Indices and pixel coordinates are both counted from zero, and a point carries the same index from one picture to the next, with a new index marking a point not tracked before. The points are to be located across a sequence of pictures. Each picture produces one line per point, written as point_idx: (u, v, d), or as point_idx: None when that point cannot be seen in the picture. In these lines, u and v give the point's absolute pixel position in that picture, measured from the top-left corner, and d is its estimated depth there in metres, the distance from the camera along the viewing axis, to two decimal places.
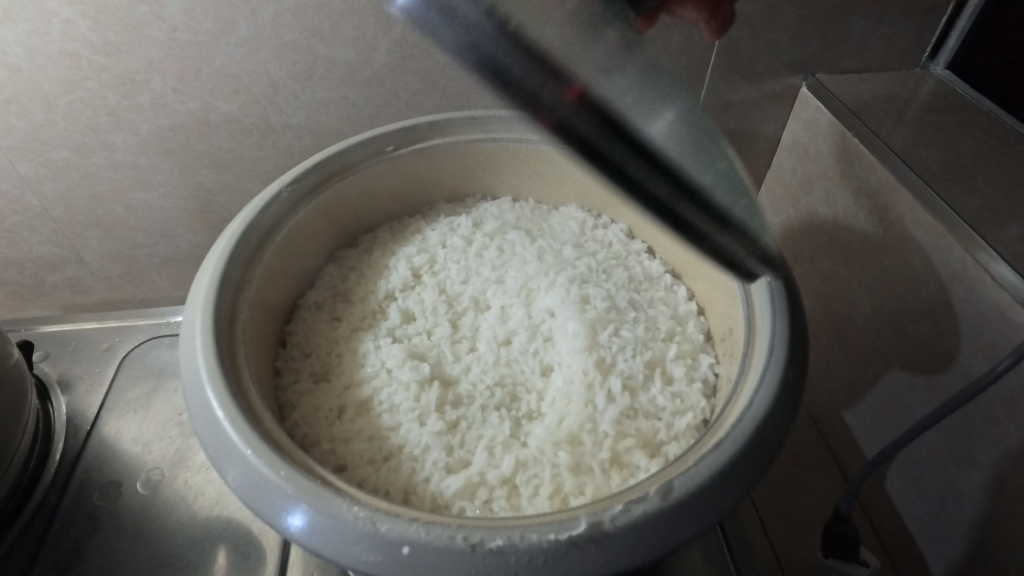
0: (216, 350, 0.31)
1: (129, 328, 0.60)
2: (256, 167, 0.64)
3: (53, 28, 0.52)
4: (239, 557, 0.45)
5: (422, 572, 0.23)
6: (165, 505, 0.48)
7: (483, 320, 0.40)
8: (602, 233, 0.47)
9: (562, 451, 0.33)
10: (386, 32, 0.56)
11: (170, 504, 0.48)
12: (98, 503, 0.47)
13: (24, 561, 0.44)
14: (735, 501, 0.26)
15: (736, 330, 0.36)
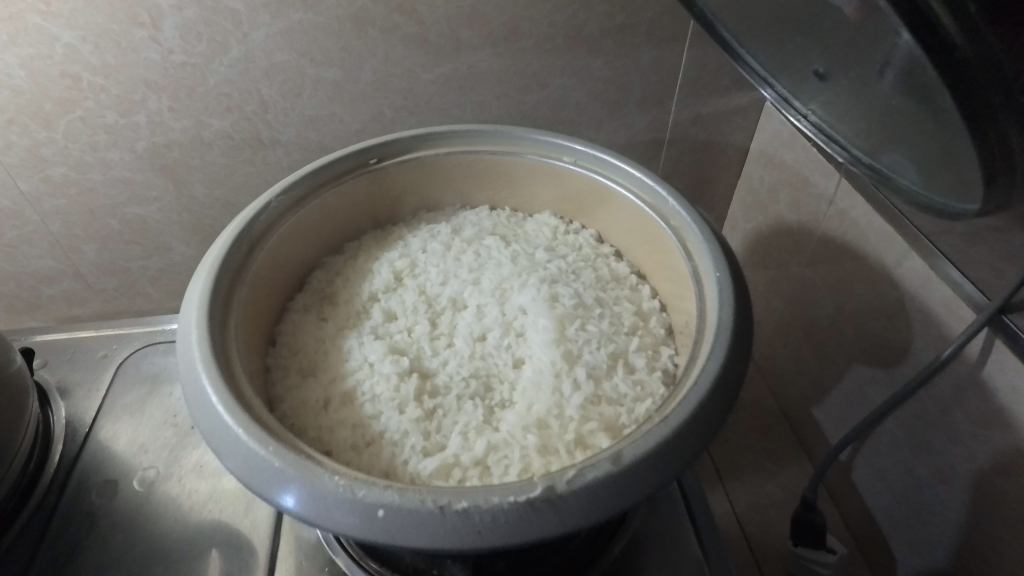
0: (212, 343, 0.33)
1: (124, 336, 0.62)
2: (248, 181, 0.67)
3: (56, 52, 0.55)
4: (232, 552, 0.47)
5: (396, 531, 0.26)
6: (162, 503, 0.50)
7: (461, 318, 0.43)
8: (573, 237, 0.50)
9: (530, 434, 0.35)
10: (371, 53, 0.60)
11: (165, 501, 0.50)
12: (95, 502, 0.49)
13: (24, 558, 0.46)
14: (680, 469, 0.28)
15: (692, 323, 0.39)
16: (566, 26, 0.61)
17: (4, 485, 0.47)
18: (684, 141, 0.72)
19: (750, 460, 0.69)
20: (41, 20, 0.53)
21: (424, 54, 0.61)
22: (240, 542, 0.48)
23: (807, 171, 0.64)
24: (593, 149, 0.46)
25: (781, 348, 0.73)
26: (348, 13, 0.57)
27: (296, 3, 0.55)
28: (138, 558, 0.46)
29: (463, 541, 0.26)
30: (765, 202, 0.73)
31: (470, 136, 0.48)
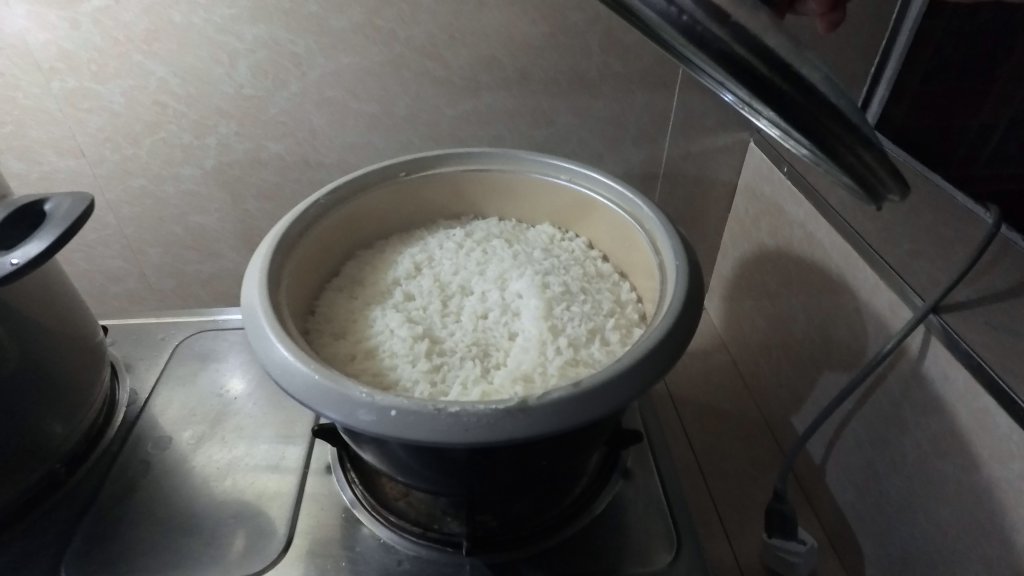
0: (271, 299, 0.43)
1: (181, 323, 0.72)
2: (294, 198, 0.78)
3: (150, 83, 0.68)
4: (261, 501, 0.55)
5: (403, 425, 0.34)
6: (205, 458, 0.58)
7: (467, 300, 0.52)
8: (567, 242, 0.58)
9: (517, 384, 0.43)
10: (404, 91, 0.71)
11: (208, 455, 0.58)
12: (150, 452, 0.58)
13: (90, 493, 0.55)
14: (628, 398, 0.36)
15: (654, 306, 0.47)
16: (570, 73, 0.72)
17: (79, 430, 0.56)
18: (677, 175, 0.82)
19: (734, 464, 0.74)
20: (142, 57, 0.66)
21: (449, 93, 0.72)
22: (268, 494, 0.55)
23: (783, 201, 0.73)
24: (584, 167, 0.55)
25: (765, 364, 0.79)
26: (388, 58, 0.68)
27: (346, 49, 0.67)
28: (182, 501, 0.54)
29: (454, 435, 0.34)
30: (750, 231, 0.81)
31: (484, 156, 0.58)
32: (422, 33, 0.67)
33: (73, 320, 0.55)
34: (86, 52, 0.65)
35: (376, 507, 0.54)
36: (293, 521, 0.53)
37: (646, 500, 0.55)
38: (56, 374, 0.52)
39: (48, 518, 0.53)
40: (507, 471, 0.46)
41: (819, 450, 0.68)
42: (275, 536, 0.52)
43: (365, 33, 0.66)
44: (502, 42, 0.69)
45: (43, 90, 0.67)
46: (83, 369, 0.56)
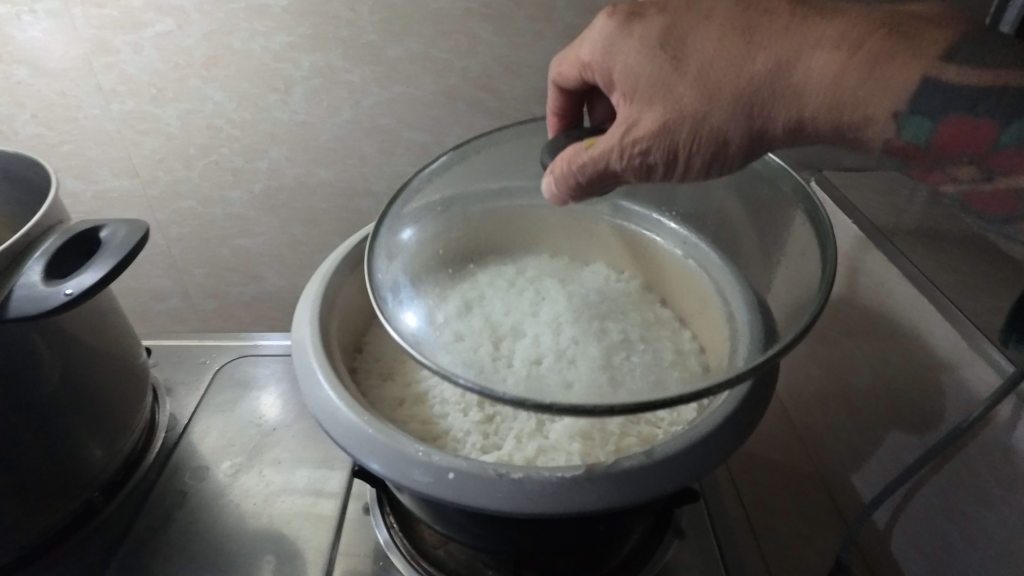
0: (323, 339, 0.42)
1: (222, 347, 0.71)
2: (340, 224, 0.77)
3: (205, 107, 0.68)
4: (296, 540, 0.53)
5: (462, 490, 0.32)
6: (242, 490, 0.56)
7: (520, 344, 0.49)
8: (623, 284, 0.55)
9: (575, 442, 0.41)
10: (457, 121, 0.70)
11: (245, 489, 0.56)
12: (188, 482, 0.57)
13: (126, 524, 0.54)
14: (703, 469, 0.34)
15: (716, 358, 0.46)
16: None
17: (118, 459, 0.55)
18: None
19: (787, 523, 0.69)
20: (200, 82, 0.66)
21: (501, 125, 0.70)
22: (302, 535, 0.53)
23: (846, 245, 0.69)
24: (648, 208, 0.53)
25: (820, 415, 0.75)
26: (442, 88, 0.68)
27: (401, 78, 0.67)
28: (217, 538, 0.53)
29: (516, 503, 0.31)
30: None
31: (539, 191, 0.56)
32: (478, 64, 0.66)
33: (118, 344, 0.54)
34: (146, 76, 0.66)
35: (413, 555, 0.51)
36: (328, 566, 0.51)
37: (702, 566, 0.51)
38: (98, 399, 0.51)
39: (83, 548, 0.52)
40: (558, 531, 0.43)
41: (885, 516, 0.63)
42: None
43: (421, 63, 0.66)
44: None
45: (102, 111, 0.68)
46: (126, 395, 0.55)
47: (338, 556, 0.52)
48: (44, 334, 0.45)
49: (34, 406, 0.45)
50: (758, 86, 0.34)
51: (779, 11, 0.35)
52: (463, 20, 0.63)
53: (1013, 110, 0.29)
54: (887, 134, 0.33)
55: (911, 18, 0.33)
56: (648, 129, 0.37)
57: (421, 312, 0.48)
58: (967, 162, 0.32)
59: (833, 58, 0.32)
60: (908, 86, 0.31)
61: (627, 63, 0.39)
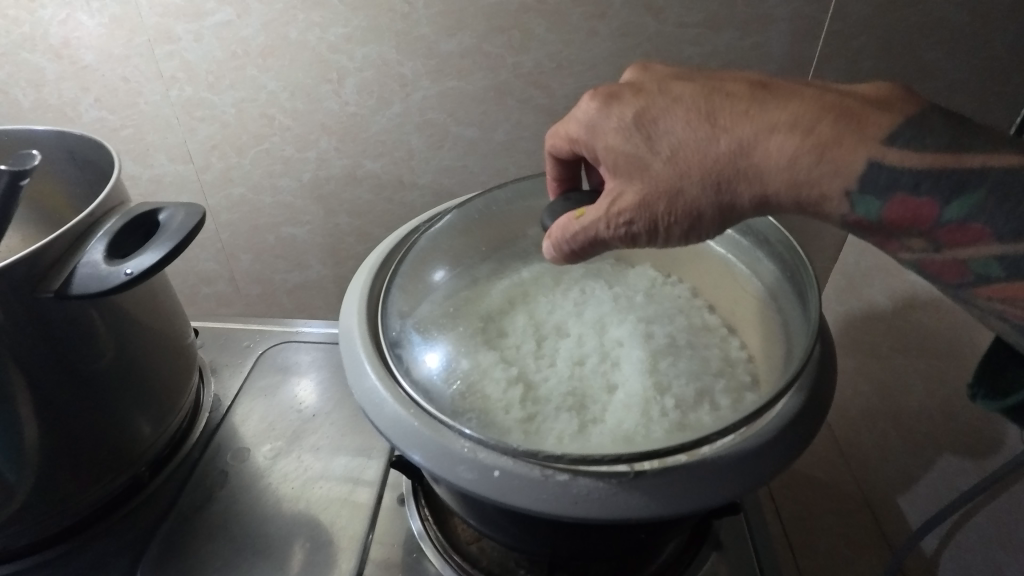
0: (369, 330, 0.44)
1: (266, 332, 0.72)
2: (385, 216, 0.78)
3: (260, 97, 0.69)
4: (331, 527, 0.53)
5: (507, 488, 0.32)
6: (281, 474, 0.57)
7: (564, 344, 0.49)
8: (671, 288, 0.54)
9: (618, 446, 0.40)
10: (505, 118, 0.70)
11: (283, 473, 0.57)
12: (230, 462, 0.58)
13: (170, 499, 0.55)
14: (754, 483, 0.33)
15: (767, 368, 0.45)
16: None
17: (165, 436, 0.57)
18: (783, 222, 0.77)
19: (826, 543, 0.67)
20: (257, 71, 0.68)
21: (549, 122, 0.70)
22: (337, 522, 0.53)
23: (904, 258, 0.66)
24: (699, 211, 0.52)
25: (866, 433, 0.72)
26: (492, 84, 0.67)
27: (452, 72, 0.67)
28: (256, 518, 0.54)
29: (560, 505, 0.31)
30: (859, 287, 0.75)
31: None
32: (530, 61, 0.66)
33: (170, 325, 0.55)
34: (205, 64, 0.67)
35: (446, 548, 0.51)
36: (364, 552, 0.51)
37: None
38: (148, 378, 0.53)
39: (127, 521, 0.54)
40: (595, 535, 0.43)
41: (933, 541, 0.60)
42: (344, 569, 0.50)
43: (473, 58, 0.66)
44: (610, 74, 0.66)
45: (162, 98, 0.70)
46: (175, 375, 0.56)
47: (372, 545, 0.52)
48: (102, 311, 0.46)
49: (92, 379, 0.46)
50: (725, 166, 0.34)
51: (739, 96, 0.35)
52: (518, 16, 0.63)
53: (954, 189, 0.30)
54: (842, 211, 0.33)
55: (868, 102, 0.33)
56: (629, 201, 0.37)
57: (444, 355, 0.45)
58: (920, 236, 0.31)
59: (793, 141, 0.32)
60: (854, 169, 0.31)
61: (608, 142, 0.38)
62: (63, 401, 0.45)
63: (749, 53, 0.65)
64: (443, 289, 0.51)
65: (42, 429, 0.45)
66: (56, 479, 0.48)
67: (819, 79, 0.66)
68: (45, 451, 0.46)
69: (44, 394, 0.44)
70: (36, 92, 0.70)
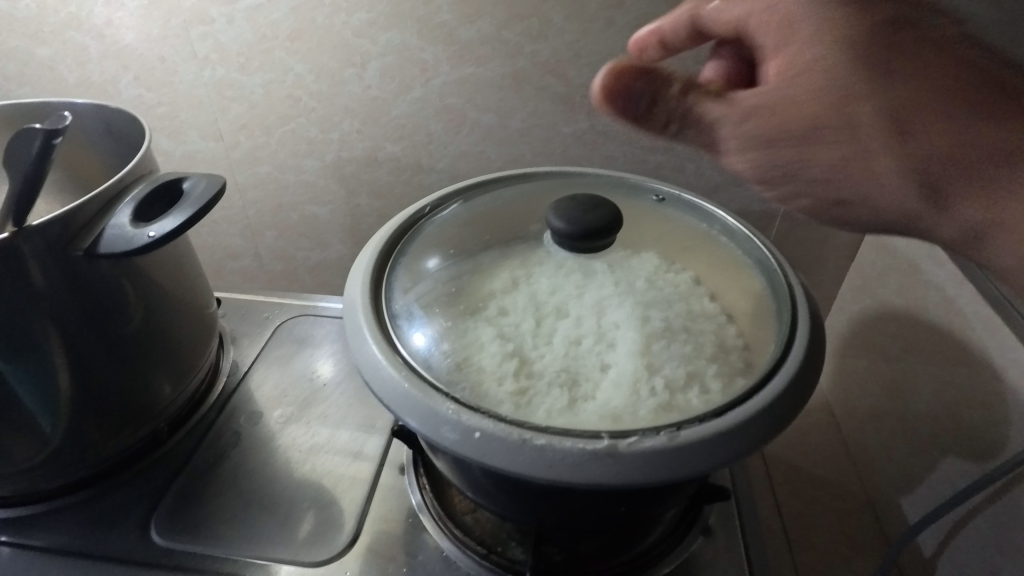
0: (372, 301, 0.46)
1: (285, 305, 0.75)
2: (403, 198, 0.80)
3: (287, 78, 0.72)
4: (335, 491, 0.56)
5: (487, 450, 0.33)
6: (291, 438, 0.60)
7: (562, 324, 0.49)
8: (673, 275, 0.54)
9: (604, 423, 0.41)
10: (522, 104, 0.71)
11: (293, 437, 0.60)
12: (243, 424, 0.61)
13: (186, 455, 0.58)
14: (728, 460, 0.34)
15: (757, 355, 0.46)
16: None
17: (184, 396, 0.60)
18: (798, 219, 0.76)
19: (826, 540, 0.67)
20: (284, 54, 0.70)
21: (565, 111, 0.71)
22: (341, 486, 0.56)
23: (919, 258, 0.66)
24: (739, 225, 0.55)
25: (873, 434, 0.72)
26: (510, 71, 0.69)
27: (471, 59, 0.68)
28: (265, 478, 0.56)
29: (537, 469, 0.33)
30: (874, 287, 0.74)
31: (588, 184, 0.58)
32: (547, 49, 0.67)
33: (192, 291, 0.58)
34: (236, 45, 0.70)
35: (439, 517, 0.53)
36: (364, 517, 0.54)
37: (727, 564, 0.50)
38: (169, 339, 0.55)
39: (146, 472, 0.57)
40: (580, 509, 0.44)
41: (931, 542, 0.60)
42: (345, 529, 0.53)
43: (492, 45, 0.67)
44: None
45: (195, 77, 0.73)
46: (195, 340, 0.60)
47: (373, 509, 0.54)
48: (129, 273, 0.49)
49: (117, 336, 0.49)
50: (827, 110, 0.35)
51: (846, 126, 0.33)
52: (537, 4, 0.64)
53: None
54: None
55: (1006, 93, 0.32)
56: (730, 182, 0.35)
57: (440, 332, 0.46)
58: None
59: (891, 136, 0.34)
60: None
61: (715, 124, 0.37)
62: (91, 355, 0.48)
63: None
64: (435, 273, 0.51)
65: (71, 381, 0.48)
66: (82, 427, 0.51)
67: None
68: (72, 401, 0.49)
69: (75, 346, 0.47)
70: (79, 69, 0.74)
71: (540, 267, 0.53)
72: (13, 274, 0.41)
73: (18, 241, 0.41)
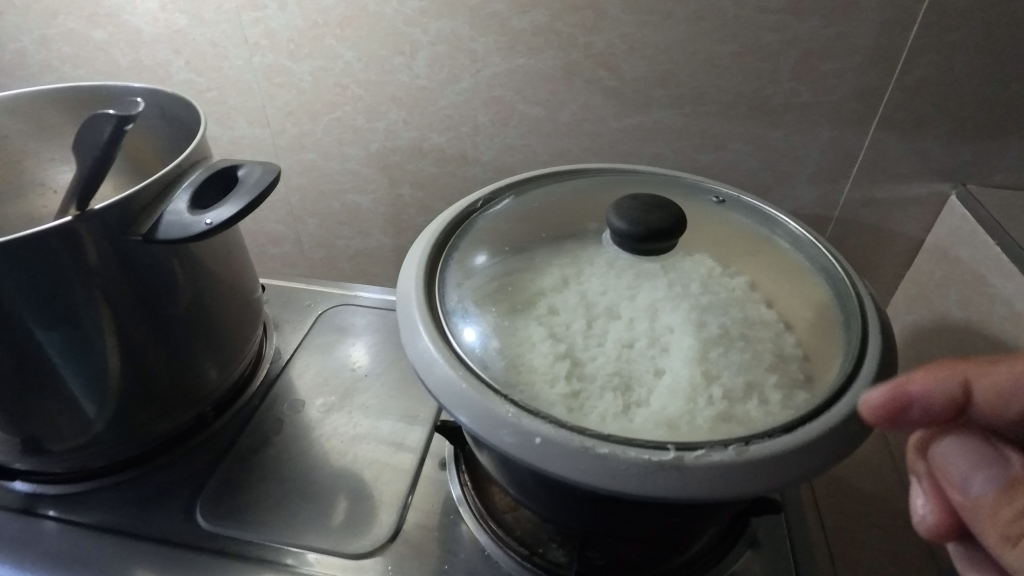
0: (425, 294, 0.46)
1: (326, 293, 0.76)
2: (446, 190, 0.79)
3: (336, 66, 0.72)
4: (376, 483, 0.55)
5: (548, 456, 0.32)
6: (332, 427, 0.60)
7: (613, 326, 0.48)
8: (728, 279, 0.52)
9: (660, 430, 0.40)
10: (571, 98, 0.69)
11: (335, 426, 0.60)
12: (286, 412, 0.61)
13: (230, 440, 0.59)
14: (798, 477, 0.32)
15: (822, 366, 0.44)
16: (748, 96, 0.67)
17: (229, 381, 0.60)
18: (853, 223, 0.73)
19: (870, 557, 0.65)
20: (334, 41, 0.70)
21: (616, 106, 0.69)
22: (381, 479, 0.56)
23: (984, 269, 0.63)
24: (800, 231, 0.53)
25: None
26: (562, 63, 0.67)
27: (523, 50, 0.67)
28: (306, 467, 0.56)
29: (599, 478, 0.32)
30: (932, 297, 0.71)
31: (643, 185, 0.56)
32: (601, 42, 0.65)
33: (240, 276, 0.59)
34: (287, 32, 0.70)
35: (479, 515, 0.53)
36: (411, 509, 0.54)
37: None
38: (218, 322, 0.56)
39: (190, 456, 0.58)
40: (630, 516, 0.43)
41: None
42: (385, 522, 0.52)
43: (545, 36, 0.66)
44: (684, 58, 0.65)
45: (245, 63, 0.73)
46: (241, 325, 0.60)
47: (413, 503, 0.54)
48: (181, 256, 0.49)
49: (165, 319, 0.50)
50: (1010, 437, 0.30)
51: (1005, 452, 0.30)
52: None
53: None
54: None
55: None
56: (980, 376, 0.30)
57: (491, 330, 0.45)
58: None
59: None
60: None
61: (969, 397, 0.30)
62: (142, 338, 0.48)
63: (833, 43, 0.62)
64: (486, 267, 0.51)
65: (122, 362, 0.48)
66: (132, 408, 0.52)
67: (907, 74, 0.63)
68: (121, 382, 0.49)
69: (127, 328, 0.47)
70: (132, 53, 0.75)
71: (594, 267, 0.52)
72: (75, 254, 0.42)
73: (76, 222, 0.41)
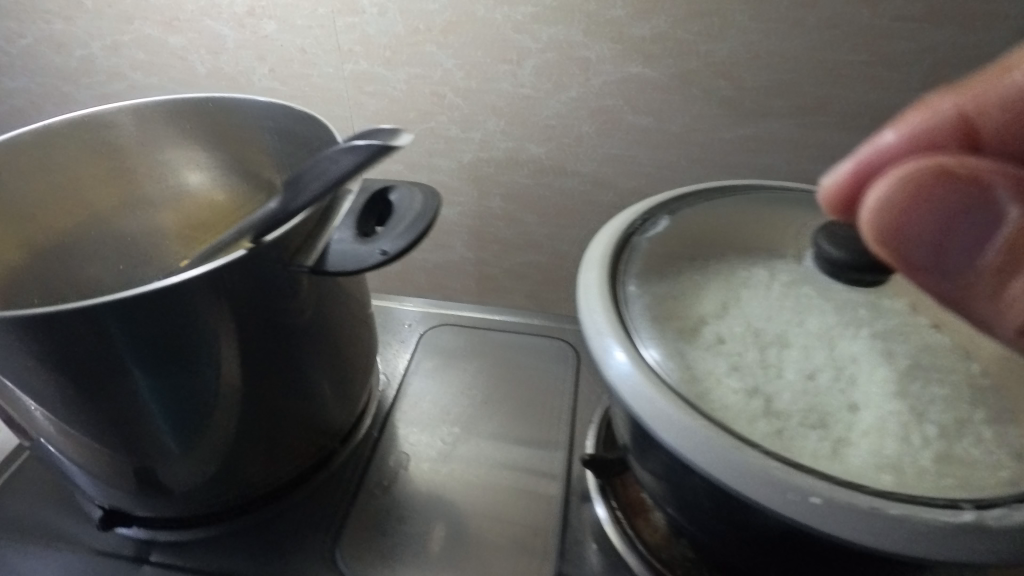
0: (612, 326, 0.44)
1: (422, 312, 0.73)
2: (539, 202, 0.76)
3: (435, 74, 0.68)
4: (522, 524, 0.52)
5: (818, 519, 0.35)
6: (461, 461, 0.56)
7: (790, 356, 0.44)
8: (891, 301, 0.48)
9: (887, 475, 0.38)
10: (684, 108, 0.66)
11: (466, 459, 0.57)
12: (409, 445, 0.58)
13: (355, 479, 0.55)
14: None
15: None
16: (871, 106, 0.64)
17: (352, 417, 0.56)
18: None
19: None
20: (435, 48, 0.66)
21: (731, 116, 0.66)
22: (527, 520, 0.52)
23: None
24: None
25: None
26: (678, 71, 0.64)
27: (638, 58, 0.64)
28: (443, 507, 0.53)
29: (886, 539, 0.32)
30: None
31: (791, 201, 0.53)
32: (723, 50, 0.62)
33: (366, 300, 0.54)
34: (385, 38, 0.66)
35: (633, 532, 0.50)
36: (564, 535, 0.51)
37: None
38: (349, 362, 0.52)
39: (322, 491, 0.54)
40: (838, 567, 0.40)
41: None
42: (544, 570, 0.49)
43: (665, 44, 0.63)
44: (809, 67, 0.62)
45: (335, 71, 0.69)
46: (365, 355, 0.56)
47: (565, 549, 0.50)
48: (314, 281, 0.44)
49: (296, 361, 0.45)
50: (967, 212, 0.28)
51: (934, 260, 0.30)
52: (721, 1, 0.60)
53: None
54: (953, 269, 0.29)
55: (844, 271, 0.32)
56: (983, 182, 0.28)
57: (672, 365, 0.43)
58: None
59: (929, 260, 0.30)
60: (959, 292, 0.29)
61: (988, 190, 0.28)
62: (268, 384, 0.43)
63: (969, 52, 0.60)
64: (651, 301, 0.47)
65: (243, 412, 0.43)
66: (255, 453, 0.47)
67: None
68: (238, 425, 0.44)
69: (252, 379, 0.42)
70: (213, 59, 0.71)
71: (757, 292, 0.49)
72: (209, 311, 0.36)
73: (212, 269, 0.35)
